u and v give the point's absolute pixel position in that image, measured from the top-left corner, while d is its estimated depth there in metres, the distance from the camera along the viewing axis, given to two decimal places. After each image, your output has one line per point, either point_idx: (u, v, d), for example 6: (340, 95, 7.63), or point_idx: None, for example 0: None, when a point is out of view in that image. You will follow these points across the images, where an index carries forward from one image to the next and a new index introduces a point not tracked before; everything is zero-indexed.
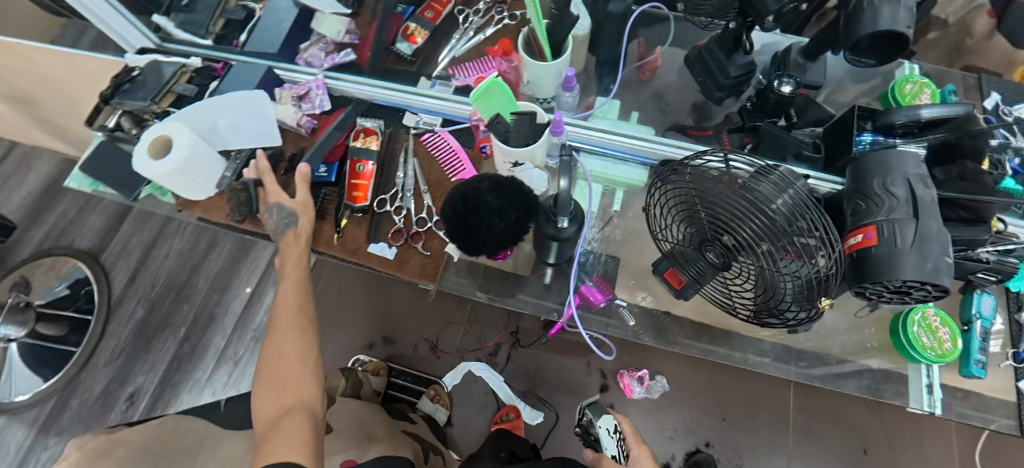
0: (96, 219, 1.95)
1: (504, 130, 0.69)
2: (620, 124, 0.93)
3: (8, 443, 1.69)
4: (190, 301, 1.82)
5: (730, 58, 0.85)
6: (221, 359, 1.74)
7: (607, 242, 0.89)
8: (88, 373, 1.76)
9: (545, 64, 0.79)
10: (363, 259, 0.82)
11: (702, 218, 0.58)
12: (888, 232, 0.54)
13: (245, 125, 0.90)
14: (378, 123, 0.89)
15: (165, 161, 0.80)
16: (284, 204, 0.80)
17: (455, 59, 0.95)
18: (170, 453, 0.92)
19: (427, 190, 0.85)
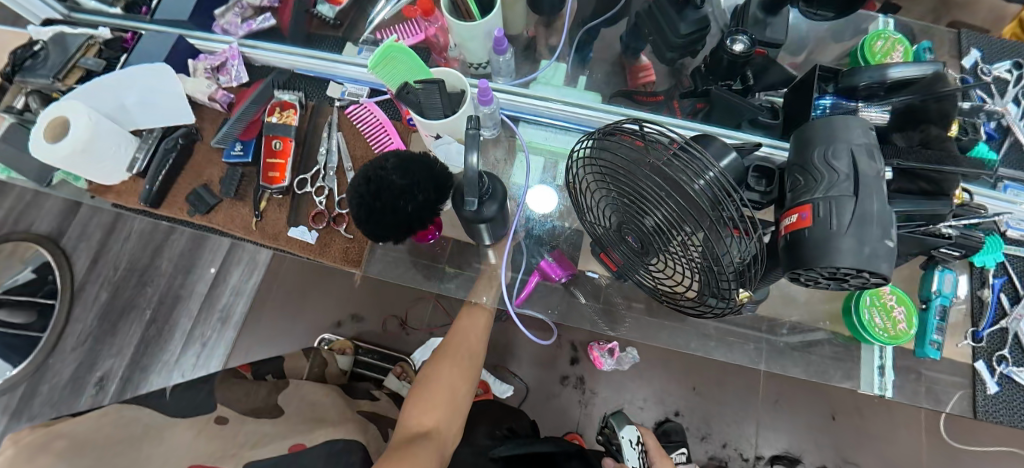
0: (53, 201, 1.88)
1: (417, 100, 0.62)
2: (565, 90, 0.86)
3: None
4: (154, 283, 1.79)
5: (681, 15, 0.77)
6: (189, 340, 1.72)
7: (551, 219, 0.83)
8: (56, 358, 1.74)
9: (471, 25, 0.71)
10: (284, 244, 0.77)
11: (622, 196, 0.53)
12: (823, 211, 0.48)
13: (155, 101, 0.83)
14: (297, 95, 0.81)
15: (62, 144, 0.73)
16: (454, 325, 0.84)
17: (383, 23, 0.87)
18: (112, 443, 0.89)
19: (351, 167, 0.79)
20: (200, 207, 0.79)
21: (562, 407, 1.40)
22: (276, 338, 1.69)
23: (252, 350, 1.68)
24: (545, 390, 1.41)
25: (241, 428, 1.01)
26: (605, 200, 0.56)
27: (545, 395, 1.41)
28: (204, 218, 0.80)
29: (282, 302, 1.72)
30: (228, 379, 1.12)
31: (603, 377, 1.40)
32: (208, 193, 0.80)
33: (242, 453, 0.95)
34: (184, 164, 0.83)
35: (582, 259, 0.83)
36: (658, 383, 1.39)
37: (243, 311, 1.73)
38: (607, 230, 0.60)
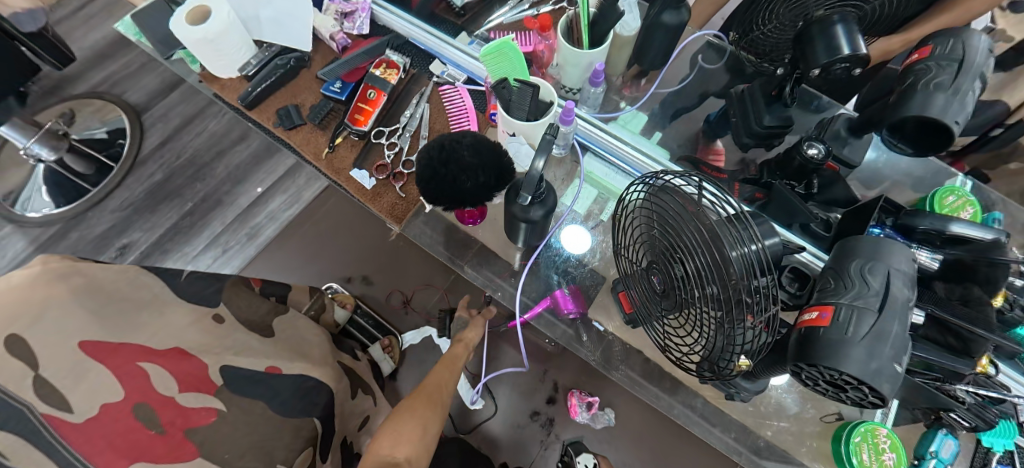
0: (151, 80, 2.05)
1: (508, 97, 0.67)
2: (638, 138, 0.91)
3: (6, 251, 1.81)
4: (204, 182, 1.90)
5: (768, 107, 0.81)
6: (212, 243, 1.81)
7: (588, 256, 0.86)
8: (95, 213, 1.86)
9: (579, 53, 0.77)
10: (343, 181, 0.83)
11: (661, 239, 0.57)
12: (844, 318, 0.50)
13: (284, 23, 0.92)
14: (405, 60, 0.89)
15: (199, 28, 0.82)
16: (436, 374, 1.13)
17: (499, 25, 0.94)
18: (117, 299, 0.92)
19: (426, 136, 0.85)
20: (286, 122, 0.86)
21: (524, 441, 1.39)
22: (288, 269, 1.76)
23: (263, 274, 1.76)
24: (513, 416, 1.41)
25: (237, 331, 1.04)
26: (644, 239, 0.60)
27: (512, 424, 1.40)
28: (284, 133, 0.86)
29: (306, 241, 1.80)
30: (238, 292, 1.09)
31: (572, 426, 1.39)
32: (296, 112, 0.87)
33: (223, 355, 0.99)
34: (285, 83, 0.90)
35: (596, 302, 0.86)
36: (624, 452, 1.37)
37: (270, 235, 1.82)
38: (637, 266, 0.63)
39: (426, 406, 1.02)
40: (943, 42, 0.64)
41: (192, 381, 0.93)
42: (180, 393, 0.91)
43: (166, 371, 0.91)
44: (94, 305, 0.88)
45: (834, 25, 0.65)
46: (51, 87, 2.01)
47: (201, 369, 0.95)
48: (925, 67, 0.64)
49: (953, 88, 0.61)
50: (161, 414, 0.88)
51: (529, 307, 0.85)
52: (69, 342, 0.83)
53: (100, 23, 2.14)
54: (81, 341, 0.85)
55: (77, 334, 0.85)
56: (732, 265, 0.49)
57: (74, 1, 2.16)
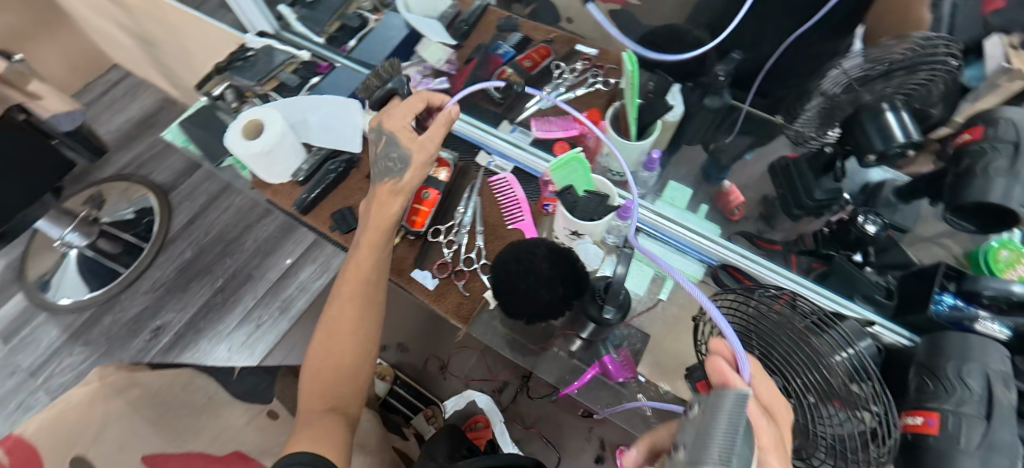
0: (177, 159, 2.13)
1: (573, 199, 0.69)
2: (686, 215, 0.90)
3: (40, 340, 1.83)
4: (234, 256, 1.93)
5: (818, 181, 0.83)
6: (246, 318, 1.82)
7: (653, 343, 0.85)
8: (128, 295, 1.88)
9: (628, 144, 0.79)
10: (405, 282, 0.84)
11: (754, 353, 0.58)
12: (952, 424, 0.50)
13: (333, 127, 0.95)
14: (453, 156, 0.92)
15: (256, 143, 0.85)
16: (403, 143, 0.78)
17: (540, 111, 0.98)
18: (177, 407, 1.01)
19: (483, 231, 0.86)
20: (342, 226, 0.88)
21: None
22: None
23: (298, 346, 1.76)
24: None
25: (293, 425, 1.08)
26: None
27: None
28: (342, 236, 0.88)
29: None
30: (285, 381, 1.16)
31: None
32: (351, 215, 0.89)
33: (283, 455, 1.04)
34: (336, 185, 0.92)
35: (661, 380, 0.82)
36: None
37: (302, 306, 1.83)
38: None
39: (347, 365, 0.73)
40: (994, 124, 0.66)
41: None
42: None
43: None
44: (151, 412, 0.97)
45: (885, 112, 0.67)
46: (81, 173, 2.09)
47: None
48: (980, 149, 0.65)
49: (1013, 172, 0.62)
50: None
51: (579, 378, 0.80)
52: (133, 457, 0.88)
53: (125, 107, 2.23)
54: (142, 455, 0.89)
55: (138, 449, 0.90)
56: (839, 378, 0.50)
57: (99, 86, 2.26)
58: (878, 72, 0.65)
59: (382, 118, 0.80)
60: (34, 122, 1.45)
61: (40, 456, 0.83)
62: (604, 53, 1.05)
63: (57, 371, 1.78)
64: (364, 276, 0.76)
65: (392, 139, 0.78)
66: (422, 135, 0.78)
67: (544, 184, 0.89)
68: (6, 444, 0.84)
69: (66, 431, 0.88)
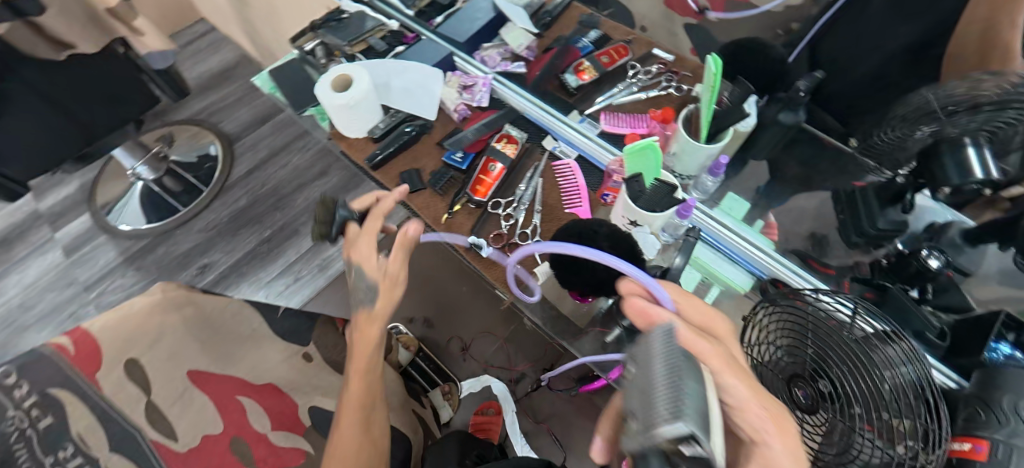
0: (245, 112, 2.26)
1: (639, 189, 0.72)
2: (742, 226, 0.91)
3: (97, 258, 1.98)
4: (284, 211, 2.02)
5: (882, 211, 0.84)
6: (285, 270, 1.90)
7: None
8: (182, 231, 2.00)
9: (698, 145, 0.80)
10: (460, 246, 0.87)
11: (806, 352, 0.59)
12: (1001, 452, 0.49)
13: (413, 93, 1.01)
14: (522, 135, 0.96)
15: (345, 95, 0.90)
16: (368, 267, 0.80)
17: (611, 107, 1.00)
18: (222, 333, 1.06)
19: (541, 211, 0.88)
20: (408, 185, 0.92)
21: None
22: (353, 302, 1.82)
23: (330, 305, 1.82)
24: None
25: (321, 371, 1.14)
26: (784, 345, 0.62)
27: None
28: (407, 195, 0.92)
29: None
30: (324, 332, 1.19)
31: None
32: (418, 176, 0.93)
33: (312, 395, 1.10)
34: (407, 147, 0.97)
35: None
36: None
37: (340, 268, 1.90)
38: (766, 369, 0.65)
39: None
40: None
41: (281, 418, 1.03)
42: (272, 431, 1.00)
43: (261, 407, 1.02)
44: (202, 332, 1.03)
45: (966, 147, 0.67)
46: (158, 112, 2.24)
47: (288, 407, 1.05)
48: None
49: None
50: (255, 450, 0.96)
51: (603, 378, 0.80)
52: (180, 368, 0.97)
53: (206, 58, 2.38)
54: (189, 369, 0.98)
55: (186, 363, 0.99)
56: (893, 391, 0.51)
57: (185, 36, 2.43)
58: (963, 107, 0.65)
59: (348, 251, 0.83)
60: (132, 56, 1.55)
61: (100, 352, 0.91)
62: (680, 60, 1.06)
63: (108, 290, 1.92)
64: (362, 382, 0.81)
65: (359, 272, 0.80)
66: (376, 267, 0.80)
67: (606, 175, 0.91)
68: (72, 335, 0.91)
69: (125, 334, 0.94)
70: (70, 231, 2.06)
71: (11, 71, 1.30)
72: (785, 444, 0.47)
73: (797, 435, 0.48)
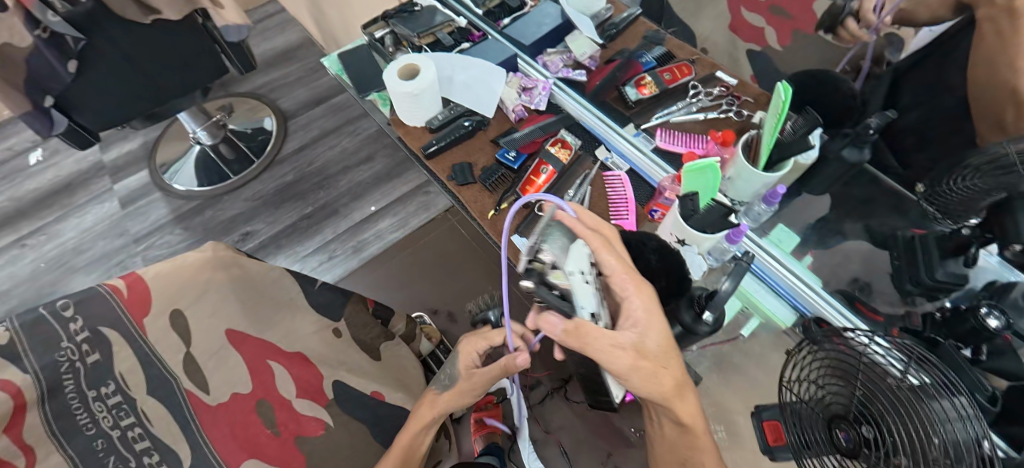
0: (302, 92, 2.34)
1: (692, 208, 0.72)
2: (790, 259, 0.89)
3: (150, 213, 2.10)
4: (327, 191, 2.08)
5: (943, 262, 0.80)
6: (321, 248, 1.96)
7: None
8: (230, 198, 2.09)
9: (755, 172, 0.80)
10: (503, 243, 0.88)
11: (854, 393, 0.58)
12: None
13: (474, 89, 1.03)
14: (577, 142, 0.97)
15: (410, 84, 0.93)
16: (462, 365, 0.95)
17: (668, 123, 1.00)
18: (261, 297, 1.07)
19: None
20: (460, 178, 0.94)
21: None
22: (382, 286, 1.87)
23: (359, 286, 1.87)
24: None
25: (350, 349, 1.13)
26: (834, 385, 0.62)
27: None
28: (457, 187, 0.94)
29: (403, 266, 1.90)
30: (355, 309, 1.16)
31: None
32: (470, 170, 0.95)
33: (338, 370, 1.11)
34: (463, 141, 0.99)
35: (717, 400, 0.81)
36: None
37: (374, 252, 1.95)
38: (813, 408, 0.64)
39: None
40: None
41: (306, 388, 1.06)
42: (296, 398, 1.03)
43: (288, 374, 1.05)
44: (245, 294, 1.05)
45: None
46: (222, 83, 2.36)
47: (315, 378, 1.07)
48: None
49: None
50: (278, 415, 1.00)
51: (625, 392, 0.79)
52: (220, 326, 1.00)
53: (272, 37, 2.50)
54: (228, 327, 1.01)
55: (226, 321, 1.02)
56: (940, 446, 0.49)
57: (255, 15, 2.56)
58: None
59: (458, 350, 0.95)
60: (210, 27, 1.65)
61: (149, 299, 0.95)
62: (744, 85, 1.05)
63: (155, 245, 2.03)
64: (403, 450, 0.92)
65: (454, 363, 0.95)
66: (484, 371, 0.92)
67: (657, 191, 0.91)
68: (126, 279, 0.96)
69: (175, 285, 0.98)
70: (128, 185, 2.19)
71: (101, 28, 1.45)
72: (641, 300, 0.63)
73: (652, 294, 0.65)
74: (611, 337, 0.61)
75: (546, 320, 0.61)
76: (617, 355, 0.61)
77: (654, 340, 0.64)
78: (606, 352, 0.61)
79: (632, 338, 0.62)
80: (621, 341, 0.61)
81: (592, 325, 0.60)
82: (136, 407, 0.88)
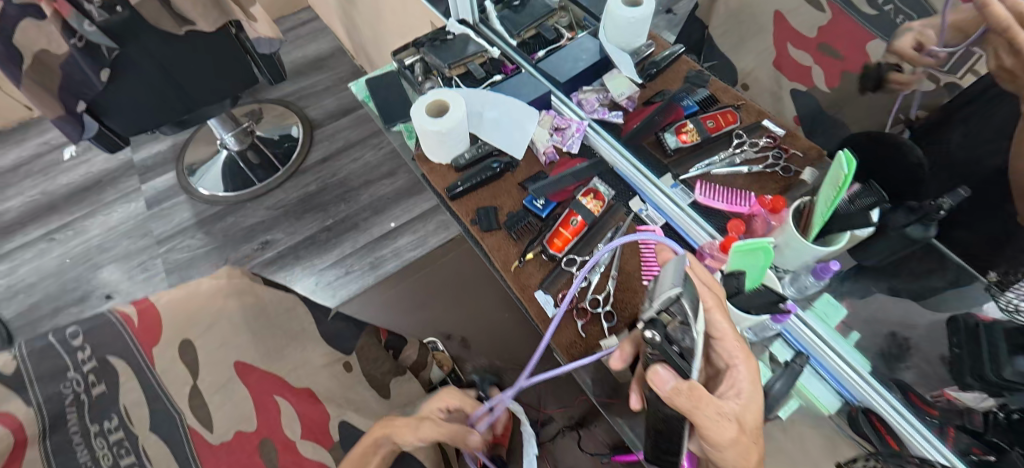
0: (330, 102, 2.34)
1: (735, 289, 0.66)
2: (835, 338, 0.82)
3: (173, 215, 2.11)
4: (349, 203, 2.07)
5: (1010, 357, 0.63)
6: (338, 262, 1.94)
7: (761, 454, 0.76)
8: (252, 206, 2.09)
9: (804, 244, 0.73)
10: (526, 298, 0.84)
11: None
12: None
13: (504, 128, 0.99)
14: (610, 192, 0.91)
15: (438, 122, 0.89)
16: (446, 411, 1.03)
17: (708, 175, 0.93)
18: (272, 328, 1.05)
19: (616, 276, 0.83)
20: (484, 223, 0.89)
21: None
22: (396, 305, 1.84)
23: (374, 304, 1.84)
24: None
25: (360, 384, 1.10)
26: None
27: None
28: (480, 233, 0.89)
29: (417, 285, 1.84)
30: (367, 346, 1.15)
31: None
32: (495, 215, 0.91)
33: (344, 409, 1.06)
34: (489, 183, 0.94)
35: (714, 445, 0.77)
36: None
37: (391, 269, 1.92)
38: None
39: None
40: None
41: (311, 427, 1.01)
42: (300, 439, 0.98)
43: (294, 411, 1.00)
44: (258, 325, 1.03)
45: None
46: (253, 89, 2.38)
47: (321, 417, 1.02)
48: None
49: None
50: (281, 456, 0.94)
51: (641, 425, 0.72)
52: (229, 357, 0.98)
53: (305, 45, 2.52)
54: (237, 359, 0.99)
55: (236, 352, 0.99)
56: None
57: (289, 22, 2.59)
58: None
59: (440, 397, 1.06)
60: (242, 38, 1.66)
61: (160, 328, 0.94)
62: (794, 137, 0.97)
63: (177, 247, 2.04)
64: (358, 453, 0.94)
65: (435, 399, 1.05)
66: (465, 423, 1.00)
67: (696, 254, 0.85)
68: (138, 306, 0.95)
69: (186, 314, 0.97)
70: (155, 186, 2.21)
71: (135, 37, 1.44)
72: (747, 371, 0.61)
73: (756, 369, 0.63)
74: (720, 405, 0.56)
75: (659, 373, 0.55)
76: (722, 425, 0.56)
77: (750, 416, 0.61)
78: (714, 423, 0.56)
79: (737, 406, 0.59)
80: (727, 410, 0.57)
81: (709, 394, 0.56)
82: (138, 445, 0.85)
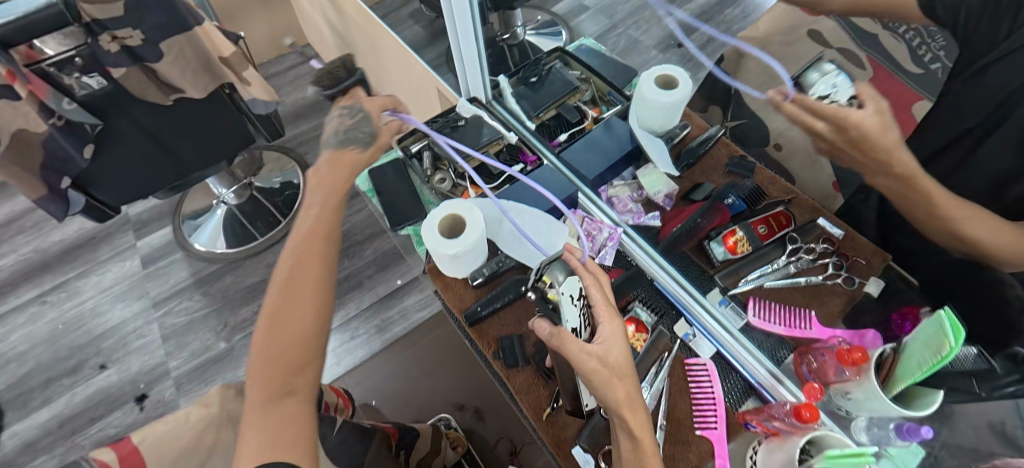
0: None
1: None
2: None
3: (170, 275, 2.02)
4: (353, 259, 1.97)
5: None
6: (343, 324, 1.84)
7: None
8: (252, 263, 2.00)
9: (887, 402, 0.62)
10: (561, 453, 0.72)
11: None
12: None
13: (525, 237, 0.87)
14: (652, 318, 0.84)
15: (453, 245, 0.78)
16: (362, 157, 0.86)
17: (760, 290, 0.82)
18: None
19: (665, 424, 0.74)
20: (509, 359, 0.78)
21: None
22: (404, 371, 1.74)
23: (381, 370, 1.74)
24: None
25: None
26: None
27: None
28: (504, 370, 0.78)
29: (427, 349, 1.76)
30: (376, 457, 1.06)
31: None
32: (521, 345, 0.80)
33: None
34: (510, 304, 0.83)
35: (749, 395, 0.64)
36: None
37: (398, 332, 1.82)
38: None
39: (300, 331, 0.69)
40: None
41: None
42: None
43: None
44: None
45: None
46: None
47: None
48: None
49: None
50: None
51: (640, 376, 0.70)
52: None
53: (305, 85, 2.42)
54: None
55: None
56: None
57: (289, 61, 2.49)
58: None
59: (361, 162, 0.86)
60: (235, 97, 1.54)
61: None
62: (856, 239, 0.84)
63: (174, 309, 1.94)
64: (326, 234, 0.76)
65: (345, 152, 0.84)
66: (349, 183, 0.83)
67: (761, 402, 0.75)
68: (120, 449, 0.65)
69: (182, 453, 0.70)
70: (152, 241, 2.11)
71: (121, 109, 1.33)
72: (608, 322, 0.65)
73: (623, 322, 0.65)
74: (583, 345, 0.61)
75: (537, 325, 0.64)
76: (584, 361, 0.60)
77: (619, 354, 0.63)
78: (579, 357, 0.61)
79: (598, 346, 0.62)
80: (592, 348, 0.61)
81: (573, 335, 0.63)
82: None
